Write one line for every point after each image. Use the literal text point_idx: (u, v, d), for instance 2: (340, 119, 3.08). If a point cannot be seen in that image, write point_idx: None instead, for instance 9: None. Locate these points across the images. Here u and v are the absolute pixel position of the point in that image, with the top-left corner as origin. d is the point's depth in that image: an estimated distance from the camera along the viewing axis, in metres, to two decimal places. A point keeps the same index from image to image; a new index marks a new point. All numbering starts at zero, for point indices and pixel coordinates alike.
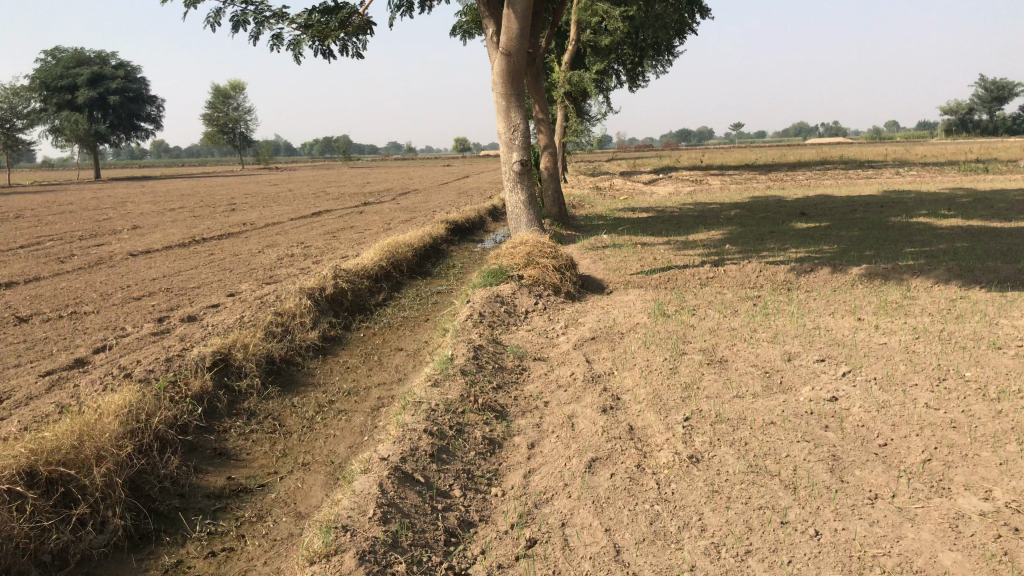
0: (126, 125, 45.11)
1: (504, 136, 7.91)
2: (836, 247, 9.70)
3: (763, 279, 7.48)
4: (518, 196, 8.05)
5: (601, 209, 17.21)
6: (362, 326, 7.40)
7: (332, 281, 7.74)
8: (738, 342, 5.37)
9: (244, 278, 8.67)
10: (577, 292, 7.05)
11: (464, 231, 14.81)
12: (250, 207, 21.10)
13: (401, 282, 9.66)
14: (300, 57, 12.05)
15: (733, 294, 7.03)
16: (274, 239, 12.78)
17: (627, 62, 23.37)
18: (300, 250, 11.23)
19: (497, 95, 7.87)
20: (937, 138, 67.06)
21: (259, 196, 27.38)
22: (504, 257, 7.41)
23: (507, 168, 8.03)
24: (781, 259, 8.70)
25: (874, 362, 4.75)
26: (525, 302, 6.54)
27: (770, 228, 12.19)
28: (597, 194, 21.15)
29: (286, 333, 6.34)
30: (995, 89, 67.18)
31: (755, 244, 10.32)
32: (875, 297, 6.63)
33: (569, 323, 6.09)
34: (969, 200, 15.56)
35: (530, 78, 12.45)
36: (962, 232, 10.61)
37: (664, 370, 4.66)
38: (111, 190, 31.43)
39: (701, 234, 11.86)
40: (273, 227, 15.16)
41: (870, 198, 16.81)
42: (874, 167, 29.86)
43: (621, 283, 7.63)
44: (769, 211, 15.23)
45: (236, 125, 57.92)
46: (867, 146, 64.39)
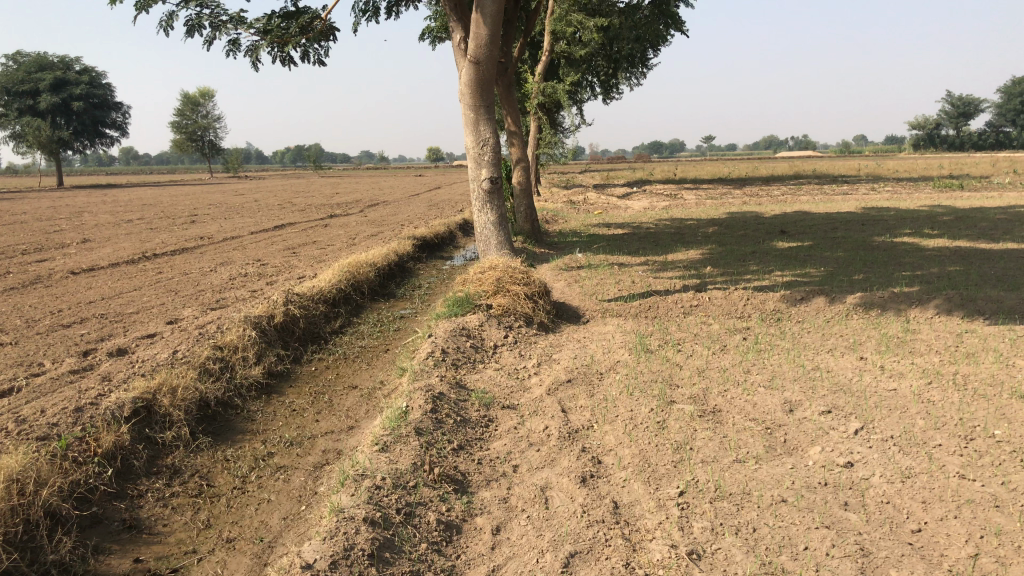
0: (91, 132, 44.00)
1: (472, 150, 7.29)
2: (823, 270, 9.20)
3: (751, 308, 6.93)
4: (487, 216, 7.43)
5: (574, 224, 16.67)
6: (315, 360, 6.74)
7: (283, 308, 7.08)
8: (731, 386, 4.79)
9: (188, 302, 7.96)
10: (551, 322, 6.45)
11: (432, 247, 14.16)
12: (210, 220, 20.27)
13: (361, 305, 9.00)
14: (258, 65, 11.37)
15: (719, 325, 6.47)
16: (230, 256, 12.06)
17: (601, 74, 22.89)
18: (256, 269, 10.53)
19: (465, 107, 7.24)
20: (905, 153, 67.72)
21: (222, 207, 26.48)
22: (471, 283, 6.78)
23: (476, 186, 7.41)
24: (767, 284, 8.17)
25: (888, 415, 4.19)
26: (493, 335, 5.92)
27: (751, 247, 11.72)
28: (571, 208, 20.65)
29: (224, 371, 5.66)
30: (961, 105, 68.03)
31: (737, 266, 9.79)
32: (874, 330, 6.10)
33: (542, 361, 5.49)
34: (949, 219, 15.23)
35: (501, 88, 11.85)
36: (951, 254, 10.19)
37: (651, 426, 4.07)
38: (72, 198, 30.39)
39: (680, 253, 11.33)
40: (230, 242, 14.40)
41: (849, 216, 16.44)
42: (848, 181, 29.71)
43: (598, 311, 7.05)
44: (747, 228, 14.77)
45: (206, 133, 56.89)
46: (838, 160, 64.73)
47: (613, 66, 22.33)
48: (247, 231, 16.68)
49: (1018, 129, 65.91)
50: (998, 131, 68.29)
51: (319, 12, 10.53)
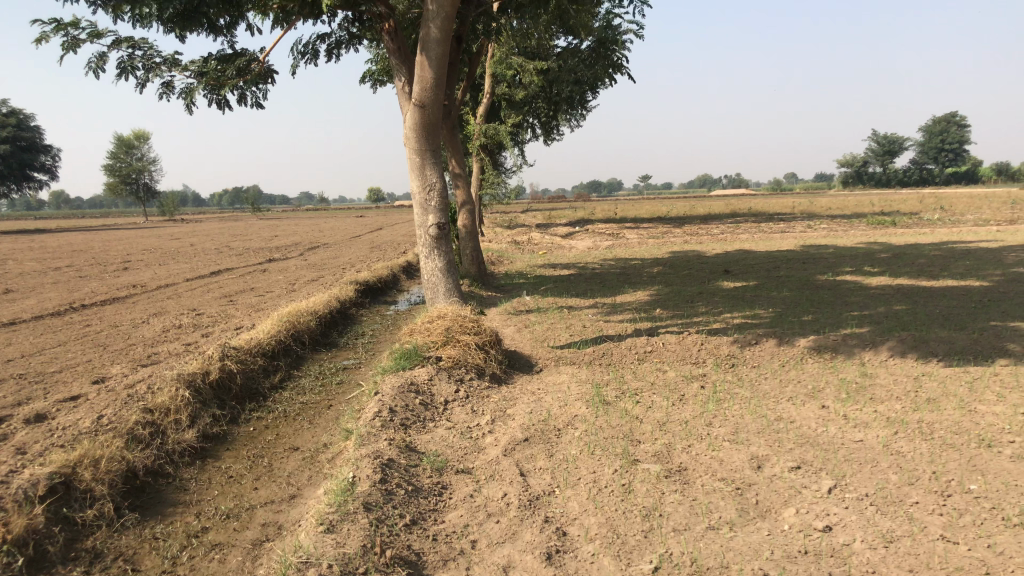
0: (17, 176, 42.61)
1: (418, 196, 7.05)
2: (772, 311, 9.15)
3: (706, 353, 6.78)
4: (434, 263, 7.17)
5: (520, 265, 16.50)
6: (255, 418, 6.37)
7: (218, 364, 6.69)
8: (695, 440, 4.59)
9: (116, 359, 7.50)
10: (503, 373, 6.21)
11: (376, 292, 13.82)
12: (143, 266, 19.60)
13: (302, 357, 8.63)
14: (193, 107, 11.03)
15: (675, 372, 6.30)
16: (163, 306, 11.56)
17: (542, 115, 22.95)
18: (191, 320, 10.07)
19: (410, 151, 7.00)
20: (836, 190, 69.70)
21: (156, 251, 25.72)
22: (418, 334, 6.50)
23: (422, 232, 7.16)
24: (719, 326, 8.07)
25: (861, 469, 4.03)
26: (444, 389, 5.64)
27: (698, 288, 11.68)
28: (516, 249, 20.53)
29: (155, 436, 5.26)
30: (887, 144, 70.46)
31: (686, 308, 9.70)
32: (831, 375, 5.99)
33: (496, 417, 5.23)
34: (888, 256, 15.49)
35: (446, 131, 11.67)
36: (895, 293, 10.28)
37: (617, 490, 3.84)
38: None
39: (627, 295, 11.21)
40: (164, 290, 13.85)
41: (791, 254, 16.63)
42: (785, 219, 30.26)
43: (551, 359, 6.82)
44: (692, 267, 14.78)
45: (139, 175, 55.63)
46: (773, 197, 66.26)
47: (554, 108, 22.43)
48: (182, 278, 16.13)
49: (941, 166, 68.47)
50: (923, 169, 70.80)
51: (257, 54, 10.25)
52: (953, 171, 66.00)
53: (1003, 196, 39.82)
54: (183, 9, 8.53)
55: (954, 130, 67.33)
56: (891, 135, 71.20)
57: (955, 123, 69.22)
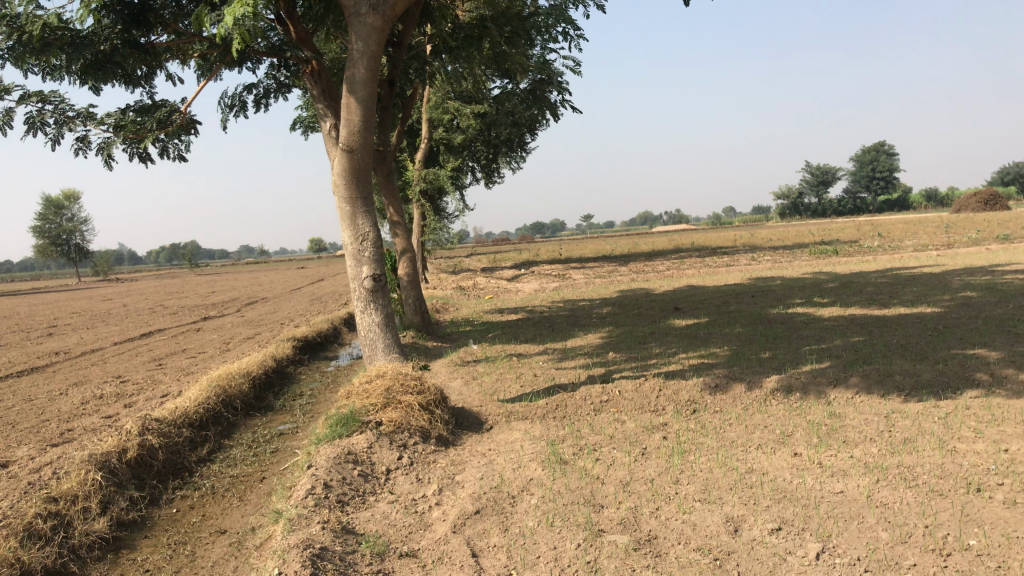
0: None
1: (350, 247, 6.58)
2: (728, 349, 8.85)
3: (665, 400, 6.41)
4: (371, 318, 6.68)
5: (465, 312, 16.06)
6: (178, 499, 5.76)
7: (136, 440, 6.09)
8: (663, 503, 4.18)
9: (24, 438, 6.83)
10: (450, 435, 5.73)
11: (315, 347, 13.22)
12: (70, 331, 18.66)
13: (234, 423, 8.03)
14: (113, 162, 10.45)
15: (634, 423, 5.92)
16: (85, 374, 10.84)
17: (481, 159, 22.73)
18: (114, 389, 9.38)
19: (339, 199, 6.55)
20: (774, 221, 71.07)
21: (85, 314, 24.65)
22: (356, 396, 6.00)
23: (357, 285, 6.68)
24: (676, 369, 7.72)
25: (847, 527, 3.65)
26: (386, 458, 5.14)
27: (650, 327, 11.39)
28: (461, 295, 20.14)
29: (57, 529, 4.63)
30: (819, 175, 72.31)
31: (639, 350, 9.36)
32: (799, 418, 5.66)
33: (443, 486, 4.75)
34: (835, 285, 15.49)
35: (381, 177, 11.26)
36: (848, 324, 10.12)
37: (581, 570, 3.40)
38: None
39: (578, 338, 10.85)
40: (89, 357, 13.06)
41: (739, 288, 16.54)
42: (728, 253, 30.37)
43: (502, 415, 6.37)
44: (641, 306, 14.53)
45: (71, 236, 53.97)
46: (714, 232, 67.16)
47: (493, 151, 22.20)
48: (109, 342, 15.31)
49: (872, 196, 70.39)
50: (855, 198, 72.58)
51: (179, 105, 9.77)
52: (884, 200, 67.72)
53: (937, 221, 40.79)
54: (94, 59, 8.04)
55: (883, 159, 69.23)
56: (822, 168, 73.07)
57: (883, 153, 71.23)
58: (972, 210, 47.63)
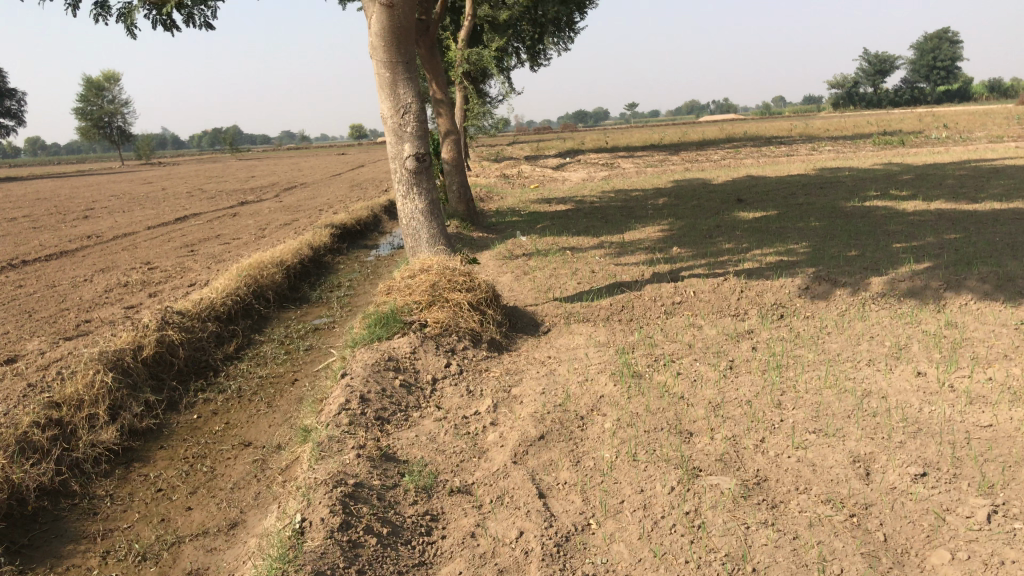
0: None
1: (390, 121, 5.72)
2: (807, 247, 7.95)
3: (748, 304, 5.62)
4: (414, 203, 5.87)
5: (511, 201, 15.23)
6: (200, 404, 5.18)
7: (153, 336, 5.47)
8: (770, 435, 3.44)
9: (38, 329, 6.27)
10: (503, 339, 5.03)
11: (354, 235, 12.55)
12: (106, 214, 18.23)
13: (266, 316, 7.42)
14: (135, 32, 9.55)
15: (715, 332, 5.15)
16: (113, 260, 10.29)
17: (527, 38, 21.38)
18: (140, 276, 8.81)
19: (377, 65, 5.65)
20: (828, 112, 68.20)
21: (122, 198, 24.22)
22: (397, 292, 5.27)
23: (398, 165, 5.84)
24: (753, 267, 6.88)
25: (1016, 476, 2.86)
26: (431, 366, 4.44)
27: (714, 220, 10.50)
28: (505, 183, 19.27)
29: (57, 441, 4.04)
30: (878, 63, 68.75)
31: (707, 245, 8.50)
32: (912, 330, 4.83)
33: (498, 402, 4.07)
34: (910, 178, 14.32)
35: (424, 51, 10.25)
36: (938, 219, 9.13)
37: (682, 526, 2.69)
38: None
39: (636, 231, 10.02)
40: (120, 241, 12.53)
41: (804, 179, 15.43)
42: (783, 143, 28.77)
43: (560, 317, 5.63)
44: (700, 197, 13.52)
45: (113, 118, 53.47)
46: (763, 122, 64.55)
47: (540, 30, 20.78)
48: (144, 227, 14.80)
49: (933, 85, 66.94)
50: (915, 87, 69.00)
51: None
52: (945, 90, 64.25)
53: (1006, 113, 38.33)
54: None
55: (948, 47, 65.40)
56: (882, 55, 69.37)
57: (948, 39, 67.20)
58: None
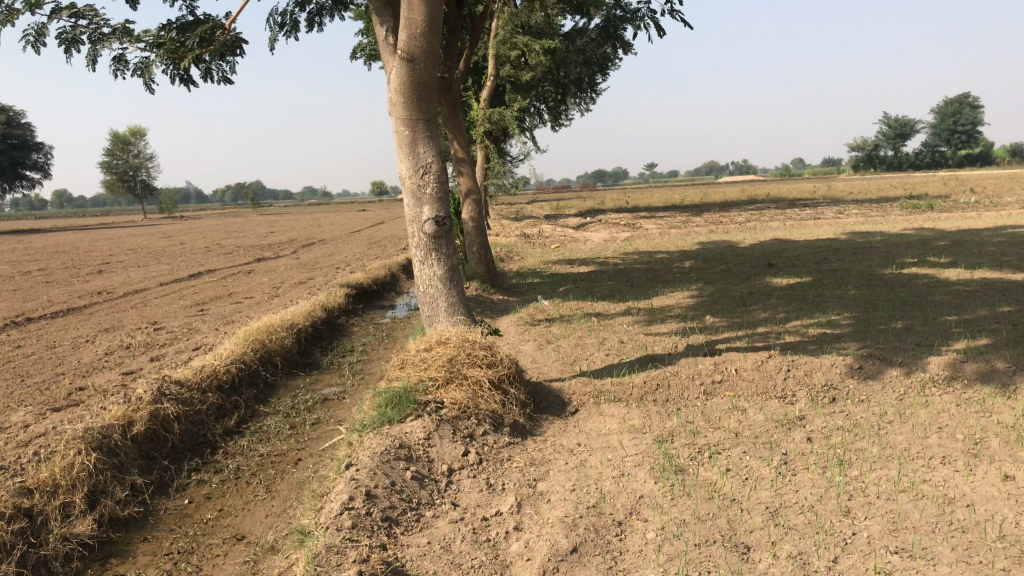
0: (11, 175, 40.89)
1: (409, 181, 5.34)
2: (849, 318, 7.46)
3: (796, 385, 5.13)
4: (431, 269, 5.45)
5: (532, 262, 14.86)
6: (192, 486, 4.72)
7: (146, 410, 5.04)
8: (843, 554, 2.93)
9: (29, 396, 5.87)
10: (527, 422, 4.57)
11: (371, 295, 12.19)
12: (121, 269, 18.01)
13: (272, 384, 6.98)
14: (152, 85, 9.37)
15: (762, 417, 4.67)
16: (120, 319, 9.93)
17: (549, 99, 21.28)
18: (145, 338, 8.42)
19: (396, 122, 5.29)
20: (848, 174, 68.06)
21: (140, 251, 24.09)
22: (411, 365, 4.82)
23: (415, 228, 5.44)
24: (795, 342, 6.41)
25: None
26: (448, 454, 3.98)
27: (745, 285, 10.06)
28: (526, 243, 18.97)
29: (24, 537, 3.59)
30: (898, 126, 68.76)
31: (742, 314, 8.05)
32: (986, 420, 4.32)
33: (523, 500, 3.59)
34: (945, 244, 13.86)
35: (447, 109, 9.96)
36: (985, 290, 8.65)
37: None
38: None
39: (664, 296, 9.58)
40: (130, 299, 12.20)
41: (834, 243, 15.01)
42: (806, 205, 28.35)
43: (589, 395, 5.16)
44: (728, 261, 13.11)
45: (139, 172, 54.00)
46: (783, 183, 64.38)
47: (562, 91, 20.64)
48: (157, 283, 14.51)
49: (953, 149, 66.76)
50: (935, 151, 68.85)
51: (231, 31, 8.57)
52: (966, 154, 64.01)
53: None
54: None
55: (968, 112, 65.42)
56: (902, 119, 69.45)
57: (968, 104, 67.24)
58: None
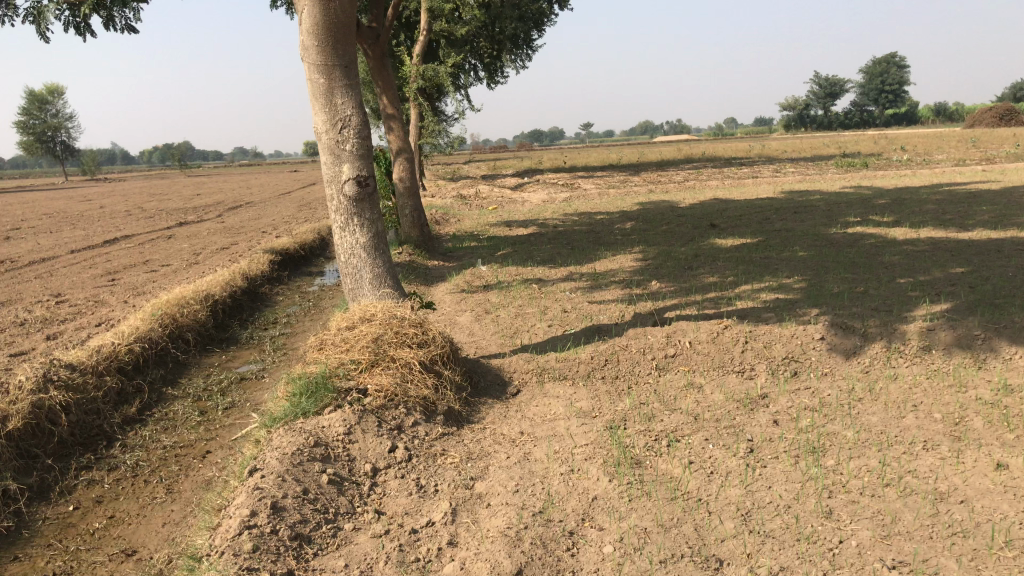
0: None
1: (325, 137, 4.72)
2: (800, 283, 7.13)
3: (754, 359, 4.73)
4: (353, 237, 4.87)
5: (469, 224, 14.31)
6: (79, 489, 4.10)
7: (25, 402, 4.39)
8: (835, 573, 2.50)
9: None
10: (463, 408, 4.07)
11: (297, 261, 11.49)
12: (30, 235, 16.84)
13: (183, 362, 6.35)
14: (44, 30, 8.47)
15: (721, 397, 4.25)
16: (19, 290, 9.09)
17: (484, 55, 20.54)
18: (43, 312, 7.66)
19: (309, 69, 4.65)
20: (781, 134, 68.74)
21: (54, 216, 22.68)
22: (332, 344, 4.26)
23: (334, 191, 4.83)
24: (748, 311, 6.03)
25: None
26: (372, 451, 3.46)
27: (690, 247, 9.70)
28: (462, 204, 18.38)
29: None
30: (828, 86, 69.56)
31: (689, 278, 7.66)
32: (963, 395, 3.97)
33: (458, 505, 3.10)
34: (886, 202, 13.74)
35: (374, 62, 9.26)
36: (934, 250, 8.42)
37: None
38: None
39: (607, 259, 9.16)
40: (34, 268, 11.28)
41: (775, 202, 14.79)
42: (743, 164, 28.25)
43: (532, 373, 4.67)
44: (670, 222, 12.75)
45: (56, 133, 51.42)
46: (718, 142, 64.71)
47: (497, 47, 19.91)
48: (67, 250, 13.53)
49: (881, 108, 67.83)
50: (864, 110, 69.96)
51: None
52: (893, 113, 65.16)
53: (961, 136, 38.49)
54: None
55: (895, 72, 66.46)
56: (833, 79, 70.21)
57: (896, 64, 68.28)
58: (985, 123, 44.98)
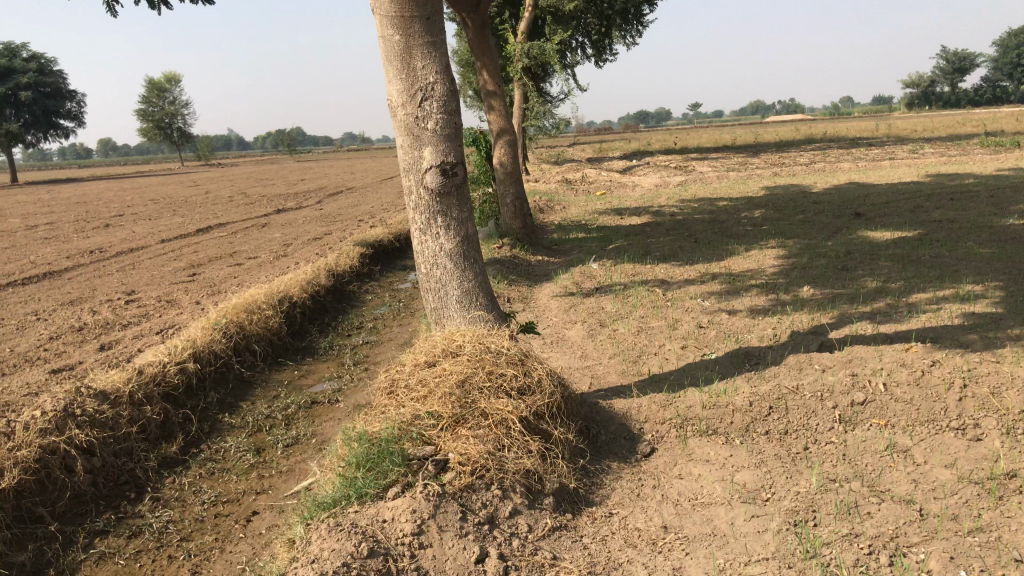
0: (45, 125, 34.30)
1: (402, 113, 3.67)
2: (996, 290, 5.68)
3: (980, 411, 3.42)
4: (437, 245, 3.82)
5: (576, 212, 13.17)
6: (84, 568, 3.20)
7: (29, 449, 3.52)
8: None
9: None
10: (579, 485, 2.96)
11: (391, 254, 10.59)
12: (131, 223, 16.56)
13: (248, 380, 5.46)
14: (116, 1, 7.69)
15: (948, 474, 2.98)
16: (94, 287, 8.45)
17: (592, 31, 19.24)
18: (109, 314, 6.93)
19: (381, 24, 3.61)
20: (904, 111, 64.48)
21: (161, 202, 22.62)
22: (405, 386, 3.21)
23: (413, 186, 3.78)
24: (941, 331, 4.69)
25: None
26: (450, 563, 2.39)
27: (836, 242, 8.25)
28: (568, 190, 17.20)
29: None
30: (958, 60, 64.70)
31: (844, 282, 6.31)
32: None
33: None
34: None
35: (474, 32, 8.18)
36: None
37: None
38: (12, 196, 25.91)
39: (739, 256, 7.86)
40: (119, 260, 10.74)
41: (923, 186, 13.02)
42: (871, 145, 25.97)
43: (671, 425, 3.51)
44: (804, 209, 11.28)
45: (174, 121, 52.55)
46: (838, 120, 61.12)
47: (606, 22, 18.57)
48: (160, 239, 13.02)
49: (1017, 83, 62.73)
50: (998, 85, 64.91)
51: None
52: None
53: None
54: None
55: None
56: (963, 52, 65.32)
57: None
58: None
